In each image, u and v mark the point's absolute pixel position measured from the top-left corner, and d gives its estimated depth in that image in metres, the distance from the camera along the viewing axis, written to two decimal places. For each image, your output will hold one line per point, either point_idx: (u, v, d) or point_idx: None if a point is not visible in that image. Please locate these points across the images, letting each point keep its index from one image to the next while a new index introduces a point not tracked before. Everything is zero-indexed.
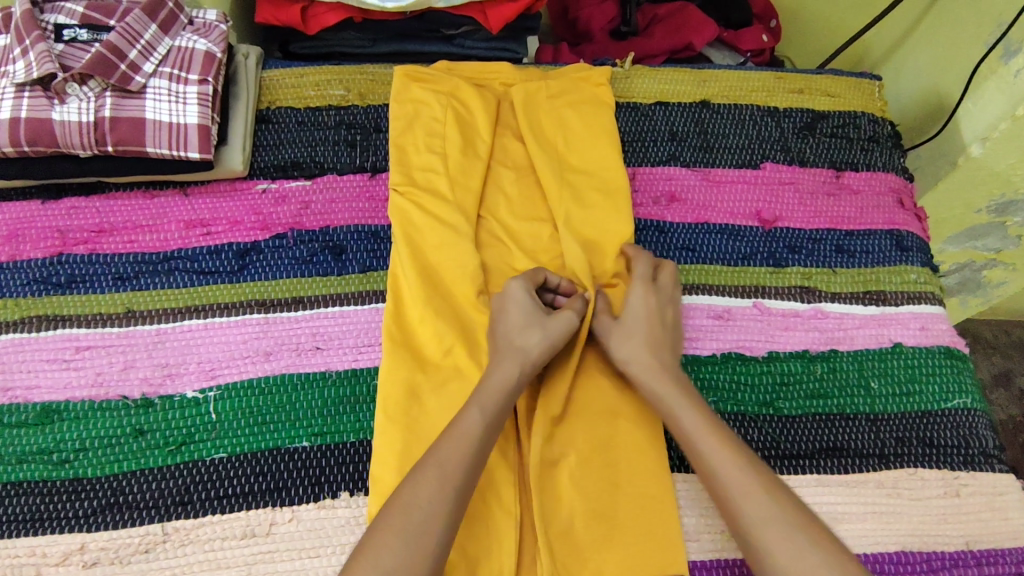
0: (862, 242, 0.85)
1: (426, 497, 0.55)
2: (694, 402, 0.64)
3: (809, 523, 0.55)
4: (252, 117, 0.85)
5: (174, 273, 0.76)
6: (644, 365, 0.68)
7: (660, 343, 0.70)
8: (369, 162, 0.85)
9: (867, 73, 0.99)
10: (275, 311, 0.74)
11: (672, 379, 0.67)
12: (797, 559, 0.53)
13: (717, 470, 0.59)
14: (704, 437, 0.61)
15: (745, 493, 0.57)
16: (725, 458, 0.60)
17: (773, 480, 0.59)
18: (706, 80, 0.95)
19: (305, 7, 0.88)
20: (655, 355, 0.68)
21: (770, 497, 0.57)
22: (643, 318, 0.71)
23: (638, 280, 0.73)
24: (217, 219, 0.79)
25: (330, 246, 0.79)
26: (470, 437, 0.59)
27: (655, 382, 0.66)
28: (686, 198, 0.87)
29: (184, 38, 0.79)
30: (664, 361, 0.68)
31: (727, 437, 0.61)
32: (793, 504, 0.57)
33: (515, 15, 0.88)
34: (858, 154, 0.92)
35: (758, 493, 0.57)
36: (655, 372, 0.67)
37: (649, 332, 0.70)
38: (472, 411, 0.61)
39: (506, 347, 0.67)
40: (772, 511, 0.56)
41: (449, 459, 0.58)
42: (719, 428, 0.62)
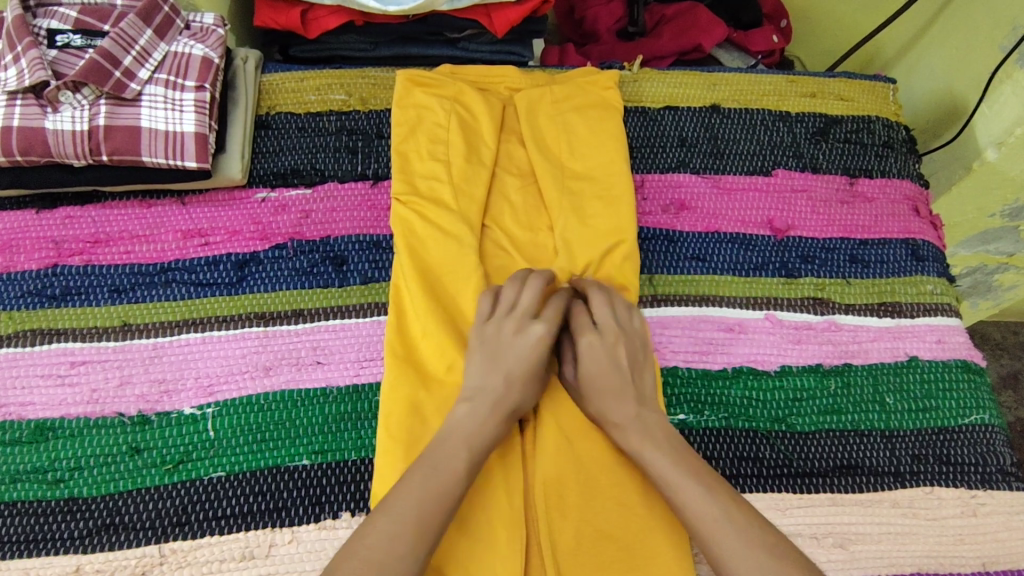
0: (876, 252, 0.83)
1: (389, 537, 0.53)
2: (661, 449, 0.62)
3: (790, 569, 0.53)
4: (252, 123, 0.84)
5: (172, 284, 0.74)
6: (614, 415, 0.65)
7: (622, 383, 0.66)
8: (371, 169, 0.83)
9: (881, 77, 0.97)
10: (275, 324, 0.72)
11: (638, 423, 0.64)
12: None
13: (693, 518, 0.57)
14: (679, 485, 0.59)
15: (721, 539, 0.55)
16: (700, 507, 0.57)
17: (753, 524, 0.56)
18: (717, 84, 0.93)
19: (306, 10, 0.85)
20: (619, 403, 0.65)
21: (747, 544, 0.55)
22: (601, 359, 0.67)
23: (587, 319, 0.69)
24: (216, 229, 0.77)
25: (332, 256, 0.77)
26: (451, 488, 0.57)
27: (624, 432, 0.64)
28: (696, 206, 0.84)
29: (180, 42, 0.76)
30: (631, 407, 0.64)
31: (703, 481, 0.59)
32: (775, 550, 0.54)
33: (520, 18, 0.86)
34: (872, 160, 0.90)
35: (736, 544, 0.55)
36: (624, 422, 0.64)
37: (608, 376, 0.66)
38: (458, 449, 0.60)
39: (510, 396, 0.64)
40: (748, 558, 0.54)
41: (423, 510, 0.55)
42: (692, 473, 0.60)
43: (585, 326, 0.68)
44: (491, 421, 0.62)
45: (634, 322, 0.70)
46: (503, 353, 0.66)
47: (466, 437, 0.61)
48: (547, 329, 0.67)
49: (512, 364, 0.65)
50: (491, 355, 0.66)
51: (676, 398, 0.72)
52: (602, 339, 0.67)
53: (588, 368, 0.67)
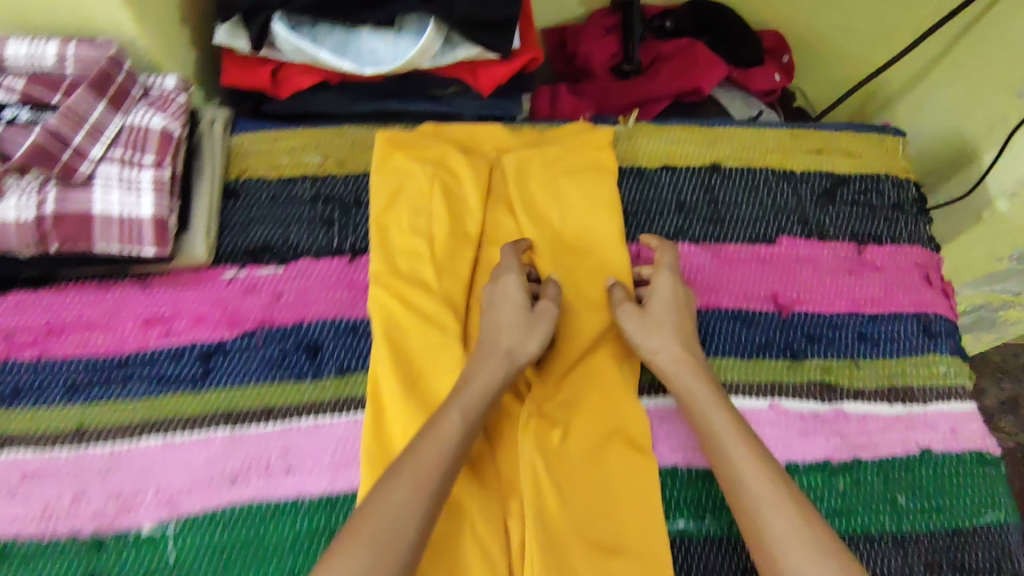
0: (886, 328, 0.79)
1: (403, 502, 0.56)
2: (722, 401, 0.67)
3: (826, 540, 0.57)
4: (219, 192, 0.77)
5: (130, 382, 0.69)
6: (674, 356, 0.69)
7: (692, 335, 0.72)
8: (348, 242, 0.78)
9: (890, 128, 0.91)
10: (242, 426, 0.68)
11: (705, 373, 0.69)
12: None
13: (742, 477, 0.61)
14: (732, 439, 0.63)
15: (771, 506, 0.59)
16: (751, 467, 0.61)
17: (798, 497, 0.60)
18: (717, 140, 0.87)
19: (276, 68, 0.79)
20: (686, 349, 0.70)
21: (793, 512, 0.59)
22: (672, 309, 0.72)
23: (671, 263, 0.75)
24: (179, 315, 0.72)
25: (305, 345, 0.72)
26: (448, 441, 0.60)
27: (689, 376, 0.68)
28: (695, 280, 0.79)
29: (138, 113, 0.70)
30: (694, 354, 0.70)
31: (755, 443, 0.63)
32: (810, 520, 0.58)
33: (507, 77, 0.80)
34: (882, 225, 0.84)
35: (786, 513, 0.58)
36: (684, 367, 0.69)
37: (677, 323, 0.71)
38: (453, 413, 0.62)
39: (493, 346, 0.68)
40: (796, 526, 0.58)
41: (428, 463, 0.59)
42: (748, 436, 0.64)
43: (664, 265, 0.75)
44: (492, 378, 0.65)
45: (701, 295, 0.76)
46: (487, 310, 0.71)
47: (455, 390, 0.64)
48: (514, 277, 0.72)
49: (493, 321, 0.70)
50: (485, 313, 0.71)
51: (675, 501, 0.67)
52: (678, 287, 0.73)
53: (661, 305, 0.72)
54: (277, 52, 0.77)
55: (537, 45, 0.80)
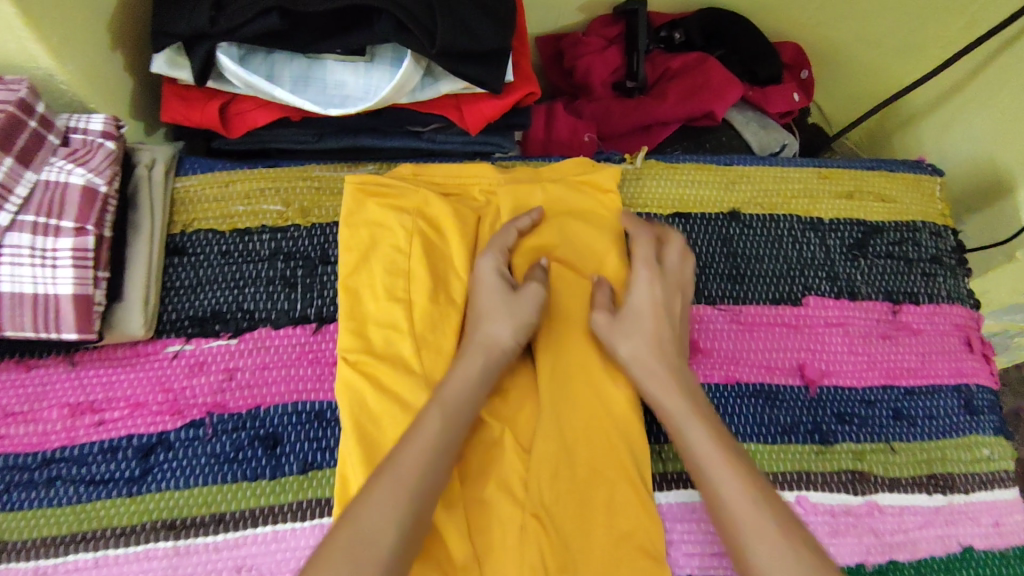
0: (923, 404, 0.70)
1: (378, 517, 0.51)
2: (704, 416, 0.59)
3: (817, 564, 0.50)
4: (160, 250, 0.66)
5: (56, 484, 0.59)
6: (650, 366, 0.61)
7: (674, 333, 0.64)
8: (313, 307, 0.67)
9: (927, 165, 0.81)
10: (188, 537, 0.58)
11: (686, 382, 0.61)
12: None
13: (725, 498, 0.54)
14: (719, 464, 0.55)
15: (755, 532, 0.52)
16: (734, 485, 0.54)
17: (788, 519, 0.53)
18: (737, 182, 0.76)
19: (226, 102, 0.67)
20: (667, 350, 0.63)
21: (781, 538, 0.52)
22: (649, 308, 0.64)
23: (649, 256, 0.66)
24: (113, 401, 0.62)
25: (262, 436, 0.62)
26: (434, 447, 0.55)
27: (664, 386, 0.60)
28: (711, 349, 0.69)
29: (54, 166, 0.58)
30: (671, 360, 0.62)
31: (738, 457, 0.56)
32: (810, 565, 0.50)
33: (498, 115, 0.69)
34: (919, 281, 0.75)
35: (773, 539, 0.52)
36: (660, 375, 0.61)
37: (656, 321, 0.63)
38: (432, 410, 0.57)
39: (471, 333, 0.63)
40: (783, 555, 0.51)
41: (406, 469, 0.54)
42: (731, 450, 0.57)
43: (642, 261, 0.66)
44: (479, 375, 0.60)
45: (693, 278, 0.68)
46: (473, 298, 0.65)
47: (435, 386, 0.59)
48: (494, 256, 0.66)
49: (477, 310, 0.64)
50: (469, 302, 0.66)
51: None
52: (660, 280, 0.65)
53: (631, 317, 0.63)
54: (227, 84, 0.65)
55: (535, 77, 0.69)
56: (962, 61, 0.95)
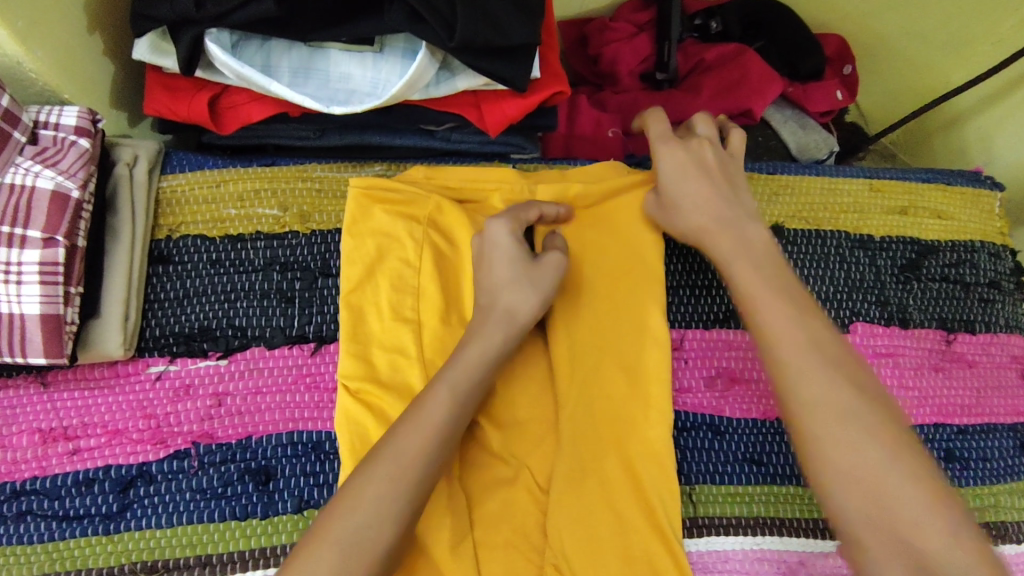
0: (977, 445, 0.64)
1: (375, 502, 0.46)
2: (757, 264, 0.54)
3: (870, 410, 0.46)
4: (143, 258, 0.60)
5: (26, 519, 0.54)
6: (704, 226, 0.57)
7: (720, 188, 0.59)
8: (312, 326, 0.60)
9: (987, 178, 0.74)
10: None
11: (739, 237, 0.56)
12: (853, 450, 0.45)
13: (774, 343, 0.50)
14: (784, 323, 0.50)
15: (805, 374, 0.48)
16: (786, 329, 0.50)
17: (846, 368, 0.48)
18: (779, 194, 0.69)
19: (217, 94, 0.60)
20: (715, 210, 0.57)
21: (835, 380, 0.47)
22: (685, 174, 0.59)
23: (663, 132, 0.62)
24: (90, 428, 0.56)
25: (253, 470, 0.56)
26: (433, 424, 0.49)
27: (720, 234, 0.56)
28: (748, 380, 0.63)
29: (20, 168, 0.52)
30: (725, 213, 0.57)
31: (794, 302, 0.52)
32: (870, 419, 0.46)
33: (522, 115, 0.62)
34: (975, 307, 0.69)
35: (823, 385, 0.47)
36: (715, 230, 0.57)
37: (698, 185, 0.58)
38: (441, 388, 0.51)
39: (484, 307, 0.56)
40: (833, 393, 0.47)
41: (409, 440, 0.48)
42: (786, 298, 0.52)
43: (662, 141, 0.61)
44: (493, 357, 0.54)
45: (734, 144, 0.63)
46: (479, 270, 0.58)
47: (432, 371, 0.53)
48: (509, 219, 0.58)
49: (490, 279, 0.57)
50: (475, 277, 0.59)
51: None
52: (687, 146, 0.61)
53: (673, 179, 0.59)
54: (217, 74, 0.58)
55: (564, 75, 0.62)
56: (1001, 72, 0.88)
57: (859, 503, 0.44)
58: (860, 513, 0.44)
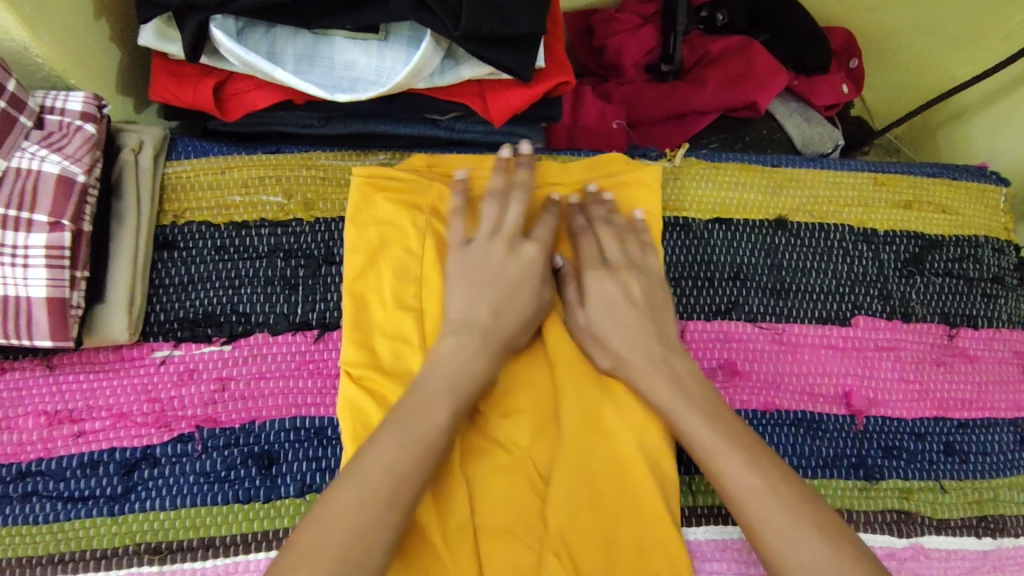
0: (977, 439, 0.65)
1: (366, 512, 0.45)
2: (666, 359, 0.56)
3: (786, 486, 0.50)
4: (148, 243, 0.60)
5: (32, 500, 0.55)
6: (625, 339, 0.57)
7: (644, 326, 0.58)
8: (315, 312, 0.61)
9: (993, 173, 0.74)
10: (174, 561, 0.53)
11: (672, 376, 0.55)
12: (789, 531, 0.47)
13: (692, 439, 0.53)
14: (729, 460, 0.51)
15: (722, 457, 0.51)
16: (698, 421, 0.53)
17: (757, 448, 0.52)
18: (784, 186, 0.69)
19: (222, 81, 0.60)
20: (645, 350, 0.57)
21: (749, 463, 0.50)
22: (614, 298, 0.59)
23: (594, 256, 0.61)
24: (94, 411, 0.57)
25: (256, 454, 0.56)
26: (433, 442, 0.49)
27: (637, 344, 0.57)
28: (749, 372, 0.63)
29: (26, 152, 0.53)
30: (643, 327, 0.58)
31: (699, 395, 0.54)
32: (789, 498, 0.49)
33: (526, 104, 0.62)
34: (979, 302, 0.68)
35: (739, 468, 0.50)
36: (630, 339, 0.57)
37: (623, 307, 0.59)
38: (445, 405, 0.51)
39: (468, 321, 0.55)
40: (750, 474, 0.50)
41: (406, 454, 0.48)
42: (693, 393, 0.54)
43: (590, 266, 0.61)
44: (478, 372, 0.53)
45: (647, 256, 0.62)
46: (489, 282, 0.57)
47: (448, 383, 0.52)
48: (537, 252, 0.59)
49: (478, 291, 0.57)
50: (468, 281, 0.57)
51: None
52: (616, 276, 0.60)
53: (603, 311, 0.59)
54: (223, 60, 0.58)
55: (570, 65, 0.62)
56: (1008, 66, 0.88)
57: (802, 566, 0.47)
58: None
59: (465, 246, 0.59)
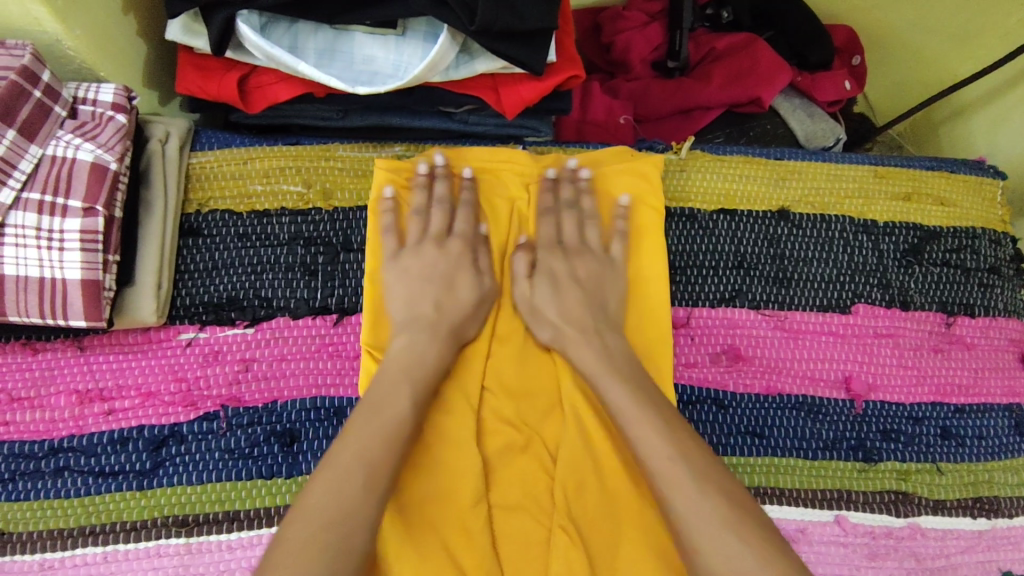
0: (973, 423, 0.67)
1: (350, 496, 0.46)
2: (599, 335, 0.59)
3: (698, 461, 0.50)
4: (174, 229, 0.63)
5: (63, 475, 0.58)
6: (563, 311, 0.60)
7: (586, 304, 0.61)
8: (334, 297, 0.63)
9: (991, 167, 0.76)
10: (200, 534, 0.56)
11: (600, 347, 0.58)
12: (694, 506, 0.47)
13: (615, 409, 0.54)
14: (633, 418, 0.52)
15: (638, 429, 0.52)
16: (621, 392, 0.54)
17: (674, 422, 0.52)
18: (787, 178, 0.71)
19: (245, 74, 0.63)
20: (579, 320, 0.60)
21: (663, 434, 0.51)
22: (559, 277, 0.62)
23: (551, 238, 0.64)
24: (124, 390, 0.59)
25: (279, 432, 0.59)
26: (396, 427, 0.51)
27: (574, 317, 0.60)
28: (753, 357, 0.65)
29: (60, 141, 0.55)
30: (581, 301, 0.61)
31: (626, 370, 0.56)
32: (701, 472, 0.49)
33: (538, 98, 0.64)
34: (976, 292, 0.71)
35: (652, 438, 0.51)
36: (569, 312, 0.60)
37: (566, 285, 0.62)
38: (405, 393, 0.53)
39: (416, 318, 0.58)
40: (661, 444, 0.50)
41: (377, 441, 0.49)
42: (621, 365, 0.57)
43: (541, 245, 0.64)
44: (429, 355, 0.56)
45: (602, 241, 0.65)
46: (433, 280, 0.60)
47: (405, 372, 0.54)
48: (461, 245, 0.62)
49: (425, 291, 0.60)
50: (409, 283, 0.60)
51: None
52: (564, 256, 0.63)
53: (549, 286, 0.62)
54: (246, 54, 0.61)
55: (580, 59, 0.64)
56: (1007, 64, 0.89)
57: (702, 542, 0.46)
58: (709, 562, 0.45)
59: (399, 256, 0.61)
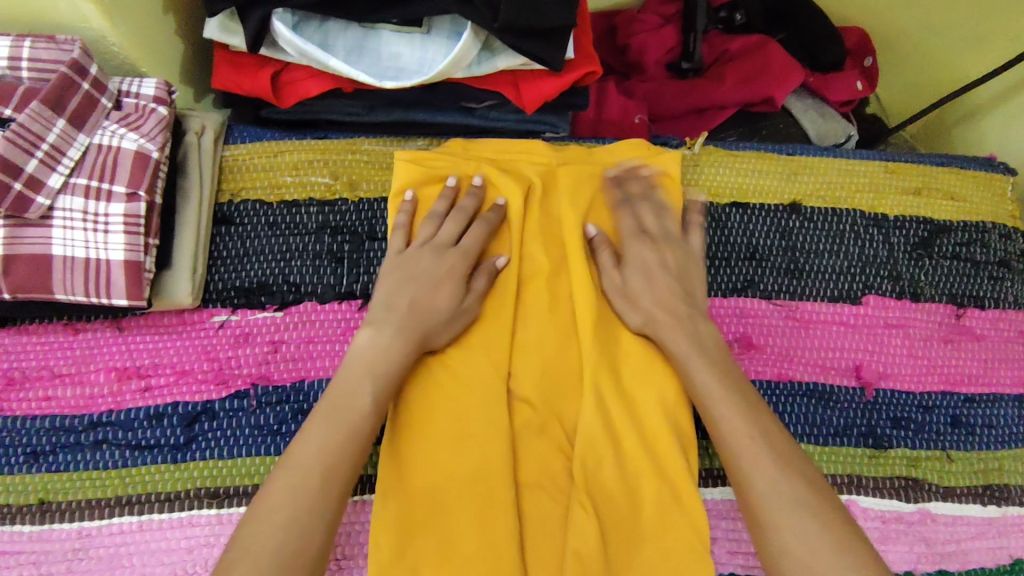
0: (983, 412, 0.68)
1: (303, 498, 0.49)
2: (691, 322, 0.61)
3: (786, 448, 0.53)
4: (209, 217, 0.66)
5: (101, 448, 0.60)
6: (659, 291, 0.62)
7: (680, 289, 0.63)
8: (359, 284, 0.66)
9: (1000, 163, 0.77)
10: (231, 506, 0.58)
11: (692, 330, 0.60)
12: (779, 490, 0.50)
13: (703, 390, 0.56)
14: (723, 404, 0.55)
15: (726, 415, 0.54)
16: (710, 376, 0.57)
17: (763, 414, 0.54)
18: (799, 173, 0.73)
19: (278, 70, 0.66)
20: (671, 305, 0.61)
21: (751, 421, 0.53)
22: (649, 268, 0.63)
23: (631, 229, 0.66)
24: (159, 369, 0.62)
25: (306, 411, 0.61)
26: (357, 422, 0.53)
27: (674, 301, 0.62)
28: (765, 345, 0.67)
29: (106, 130, 0.58)
30: (677, 284, 0.63)
31: (718, 357, 0.58)
32: (790, 461, 0.52)
33: (557, 93, 0.66)
34: (985, 284, 0.72)
35: (741, 424, 0.53)
36: (670, 295, 0.62)
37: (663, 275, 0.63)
38: (365, 385, 0.55)
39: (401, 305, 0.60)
40: (752, 432, 0.53)
41: (331, 441, 0.51)
42: (715, 353, 0.59)
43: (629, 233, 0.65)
44: (394, 344, 0.57)
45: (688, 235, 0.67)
46: (413, 271, 0.61)
47: (369, 365, 0.56)
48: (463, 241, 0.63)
49: (411, 278, 0.61)
50: (396, 274, 0.62)
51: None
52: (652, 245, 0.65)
53: (639, 273, 0.63)
54: (280, 51, 0.64)
55: (597, 56, 0.67)
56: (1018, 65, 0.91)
57: (787, 523, 0.49)
58: (789, 546, 0.48)
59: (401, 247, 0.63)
